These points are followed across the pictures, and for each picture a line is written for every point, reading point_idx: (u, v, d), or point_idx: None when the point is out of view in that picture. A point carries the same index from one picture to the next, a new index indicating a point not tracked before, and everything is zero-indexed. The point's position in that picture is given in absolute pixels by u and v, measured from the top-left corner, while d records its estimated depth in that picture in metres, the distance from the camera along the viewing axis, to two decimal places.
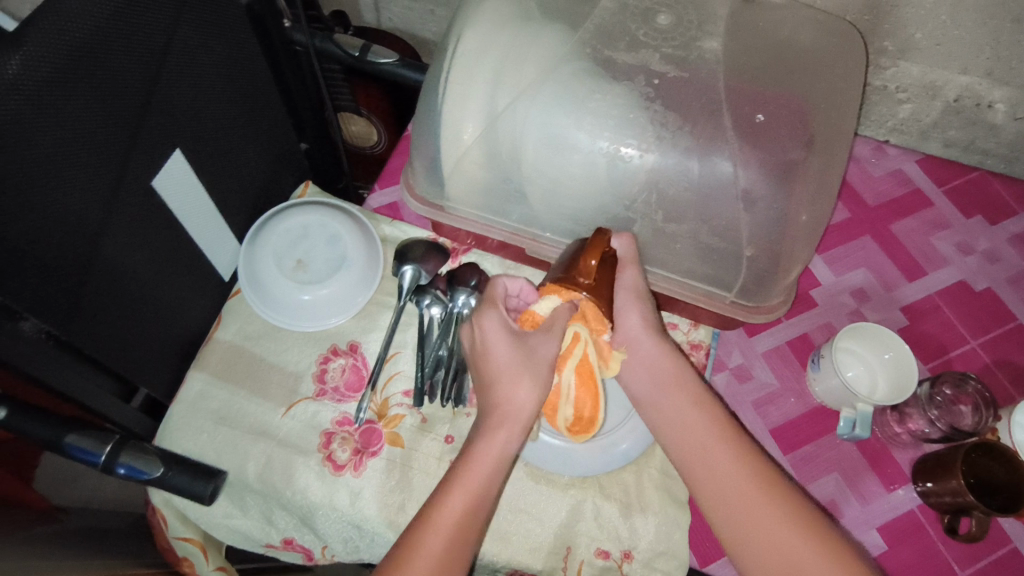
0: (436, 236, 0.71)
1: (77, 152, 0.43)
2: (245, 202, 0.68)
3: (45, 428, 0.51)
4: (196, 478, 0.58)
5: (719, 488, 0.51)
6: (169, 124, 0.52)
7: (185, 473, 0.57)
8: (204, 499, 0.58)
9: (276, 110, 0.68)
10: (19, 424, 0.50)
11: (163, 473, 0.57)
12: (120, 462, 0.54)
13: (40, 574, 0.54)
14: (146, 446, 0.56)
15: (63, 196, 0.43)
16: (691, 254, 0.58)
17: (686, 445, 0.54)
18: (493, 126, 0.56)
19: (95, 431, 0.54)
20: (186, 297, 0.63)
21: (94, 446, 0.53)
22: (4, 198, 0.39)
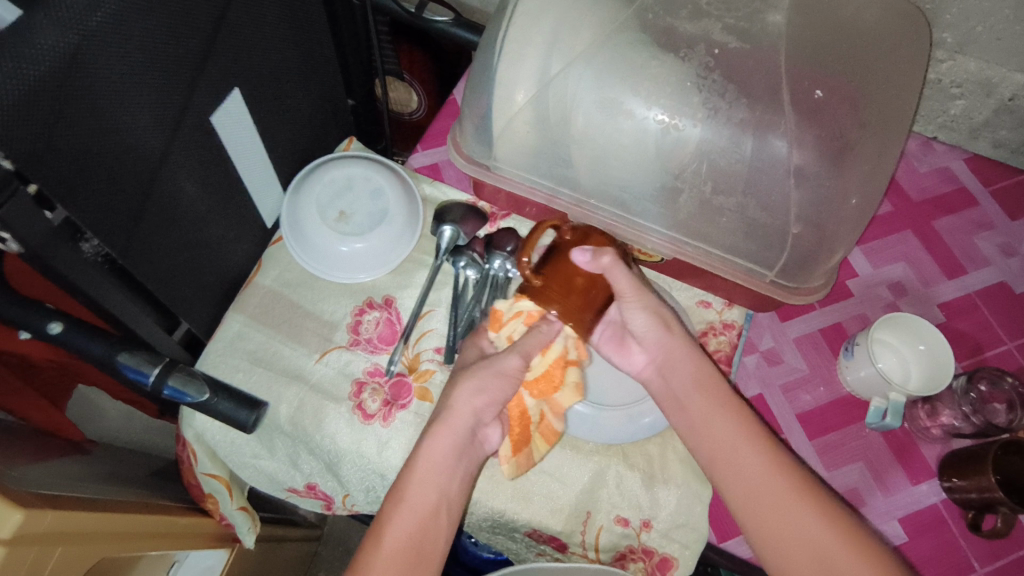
0: (475, 199, 0.72)
1: (143, 78, 0.44)
2: (293, 151, 0.68)
3: (101, 347, 0.51)
4: (241, 406, 0.57)
5: (751, 485, 0.50)
6: (233, 62, 0.53)
7: (229, 401, 0.56)
8: (246, 427, 0.57)
9: (329, 61, 0.69)
10: (74, 338, 0.51)
11: (210, 398, 0.56)
12: (166, 385, 0.53)
13: (78, 492, 0.56)
14: (194, 370, 0.55)
15: (128, 120, 0.44)
16: (735, 230, 0.58)
17: (713, 444, 0.53)
18: (547, 86, 0.56)
19: (146, 351, 0.53)
20: (230, 240, 0.64)
21: (143, 365, 0.52)
22: (79, 116, 0.40)
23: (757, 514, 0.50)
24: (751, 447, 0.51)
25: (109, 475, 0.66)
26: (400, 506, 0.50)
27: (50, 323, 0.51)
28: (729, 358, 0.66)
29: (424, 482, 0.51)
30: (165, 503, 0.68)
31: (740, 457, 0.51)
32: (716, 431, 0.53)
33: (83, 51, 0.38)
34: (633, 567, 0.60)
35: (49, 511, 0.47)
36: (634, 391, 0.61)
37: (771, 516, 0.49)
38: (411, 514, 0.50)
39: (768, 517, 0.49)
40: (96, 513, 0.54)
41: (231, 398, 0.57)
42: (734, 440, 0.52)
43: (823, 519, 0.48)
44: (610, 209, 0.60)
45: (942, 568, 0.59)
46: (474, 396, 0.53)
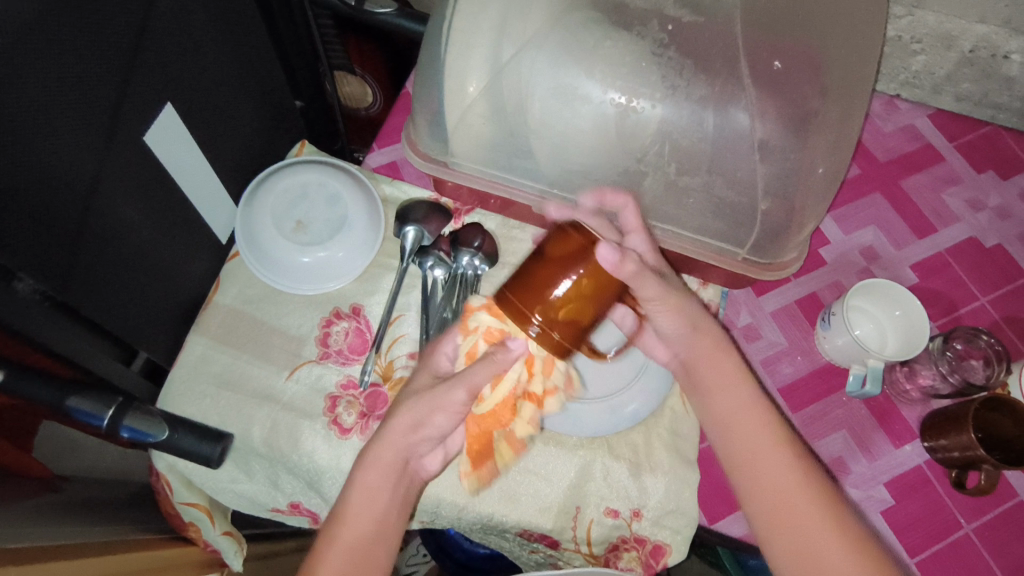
0: (437, 196, 0.69)
1: (62, 102, 0.41)
2: (242, 161, 0.65)
3: (41, 388, 0.48)
4: (204, 438, 0.58)
5: (769, 488, 0.49)
6: (162, 73, 0.50)
7: (192, 435, 0.57)
8: (211, 461, 0.58)
9: (271, 63, 0.65)
10: (19, 386, 0.47)
11: (170, 435, 0.56)
12: (125, 424, 0.53)
13: (48, 539, 0.54)
14: (150, 409, 0.56)
15: (48, 149, 0.41)
16: (704, 209, 0.56)
17: (742, 448, 0.51)
18: (499, 77, 0.54)
19: (96, 393, 0.52)
20: (183, 260, 0.61)
21: (96, 409, 0.51)
22: None
23: (772, 521, 0.49)
24: (774, 449, 0.50)
25: (83, 512, 0.64)
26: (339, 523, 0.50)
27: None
28: None
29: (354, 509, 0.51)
30: (145, 537, 0.66)
31: (761, 464, 0.50)
32: (731, 432, 0.52)
33: None
34: (627, 557, 0.59)
35: (10, 567, 0.46)
36: (614, 381, 0.60)
37: (783, 522, 0.48)
38: (349, 545, 0.50)
39: (780, 524, 0.48)
40: (64, 560, 0.52)
41: (193, 431, 0.58)
42: (756, 441, 0.51)
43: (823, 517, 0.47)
44: (574, 197, 0.59)
45: (930, 529, 0.60)
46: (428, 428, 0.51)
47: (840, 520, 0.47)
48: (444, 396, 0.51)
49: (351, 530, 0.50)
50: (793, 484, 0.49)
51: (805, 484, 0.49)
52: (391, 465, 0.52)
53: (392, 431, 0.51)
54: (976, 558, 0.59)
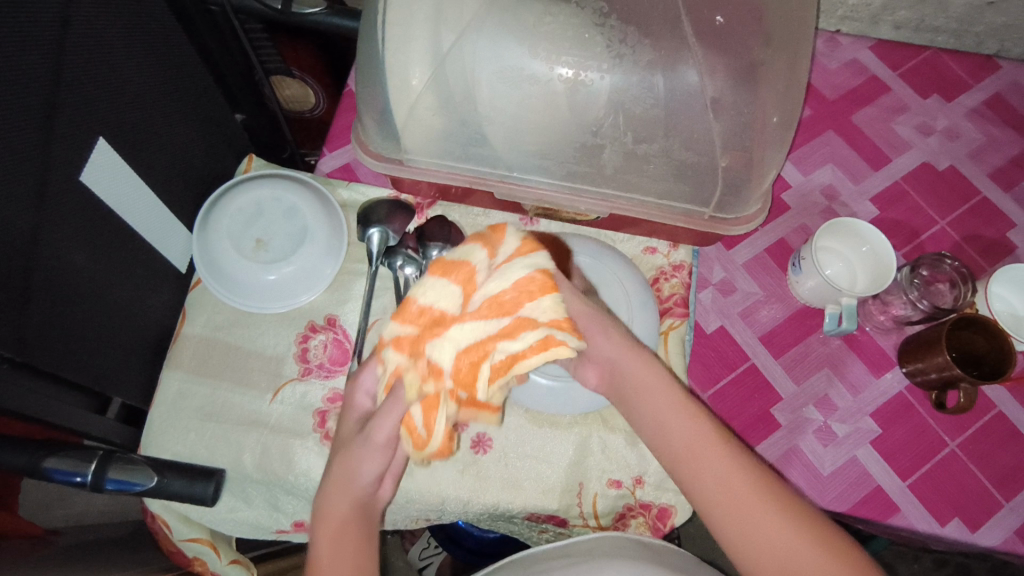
0: (397, 193, 0.68)
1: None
2: (190, 185, 0.63)
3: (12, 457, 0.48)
4: (195, 479, 0.56)
5: (717, 489, 0.45)
6: (87, 109, 0.47)
7: (182, 477, 0.55)
8: (206, 500, 0.56)
9: (205, 81, 0.63)
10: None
11: (159, 481, 0.54)
12: (109, 477, 0.52)
13: None
14: (132, 458, 0.54)
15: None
16: (666, 174, 0.56)
17: (667, 453, 0.48)
18: (441, 68, 0.53)
19: (73, 451, 0.51)
20: (143, 297, 0.59)
21: (74, 466, 0.50)
22: None
23: (729, 527, 0.45)
24: (714, 451, 0.47)
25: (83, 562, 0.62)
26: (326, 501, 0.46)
27: None
28: (685, 299, 0.66)
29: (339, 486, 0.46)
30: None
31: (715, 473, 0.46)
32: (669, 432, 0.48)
33: None
34: (635, 524, 0.60)
35: None
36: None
37: (733, 516, 0.45)
38: (342, 507, 0.46)
39: (734, 520, 0.44)
40: None
41: (182, 474, 0.56)
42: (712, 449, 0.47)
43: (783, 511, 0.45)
44: (534, 178, 0.58)
45: (918, 451, 0.62)
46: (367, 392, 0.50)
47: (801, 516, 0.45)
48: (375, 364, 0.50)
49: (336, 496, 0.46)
50: (744, 480, 0.45)
51: (752, 484, 0.45)
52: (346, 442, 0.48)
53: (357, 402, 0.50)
54: (964, 472, 0.61)
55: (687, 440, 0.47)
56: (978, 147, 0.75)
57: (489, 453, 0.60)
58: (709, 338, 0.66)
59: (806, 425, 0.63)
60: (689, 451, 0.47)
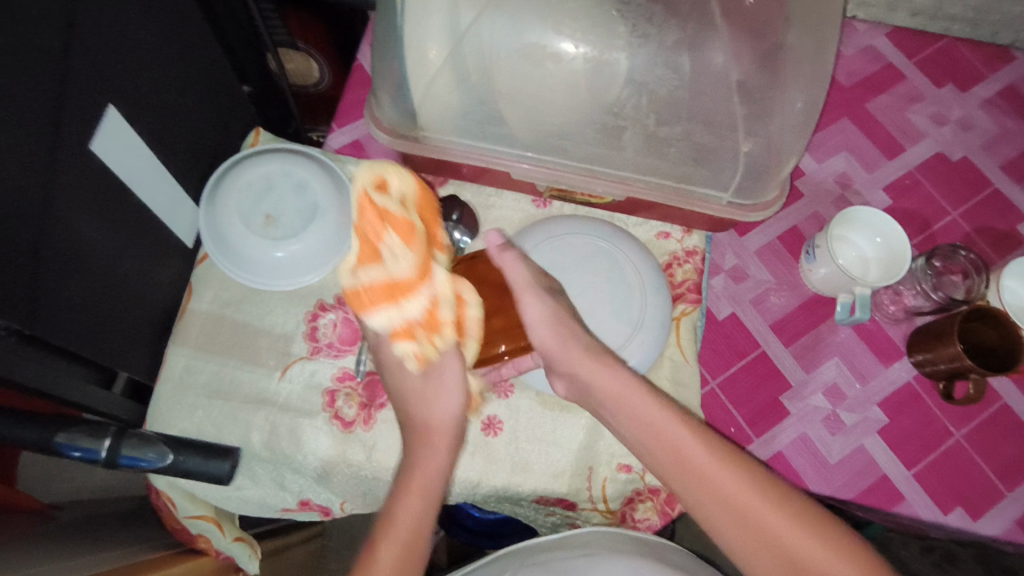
0: (407, 170, 0.67)
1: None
2: (197, 157, 0.61)
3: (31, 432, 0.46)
4: (209, 456, 0.56)
5: (717, 498, 0.46)
6: (99, 75, 0.45)
7: (199, 454, 0.55)
8: (222, 479, 0.56)
9: (213, 48, 0.61)
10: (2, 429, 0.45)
11: (175, 458, 0.54)
12: (124, 454, 0.51)
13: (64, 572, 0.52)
14: (146, 435, 0.53)
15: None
16: (688, 158, 0.55)
17: (673, 456, 0.48)
18: (460, 45, 0.51)
19: (85, 425, 0.49)
20: (150, 273, 0.58)
21: (89, 442, 0.49)
22: None
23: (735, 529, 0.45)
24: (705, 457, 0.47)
25: (91, 539, 0.61)
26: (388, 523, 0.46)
27: None
28: (697, 285, 0.65)
29: (411, 493, 0.48)
30: (154, 556, 0.63)
31: (705, 483, 0.47)
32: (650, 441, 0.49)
33: None
34: (643, 508, 0.60)
35: None
36: (617, 341, 0.60)
37: (742, 519, 0.45)
38: (405, 517, 0.46)
39: (742, 523, 0.45)
40: None
41: (198, 451, 0.56)
42: (705, 457, 0.47)
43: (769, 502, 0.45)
44: (548, 160, 0.57)
45: (924, 440, 0.62)
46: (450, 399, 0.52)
47: (789, 504, 0.45)
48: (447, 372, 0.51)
49: (405, 506, 0.47)
50: (748, 494, 0.46)
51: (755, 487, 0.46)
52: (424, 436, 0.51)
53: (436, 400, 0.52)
54: (968, 462, 0.62)
55: (680, 450, 0.48)
56: (991, 138, 0.74)
57: (500, 436, 0.60)
58: (720, 325, 0.66)
59: (815, 413, 0.63)
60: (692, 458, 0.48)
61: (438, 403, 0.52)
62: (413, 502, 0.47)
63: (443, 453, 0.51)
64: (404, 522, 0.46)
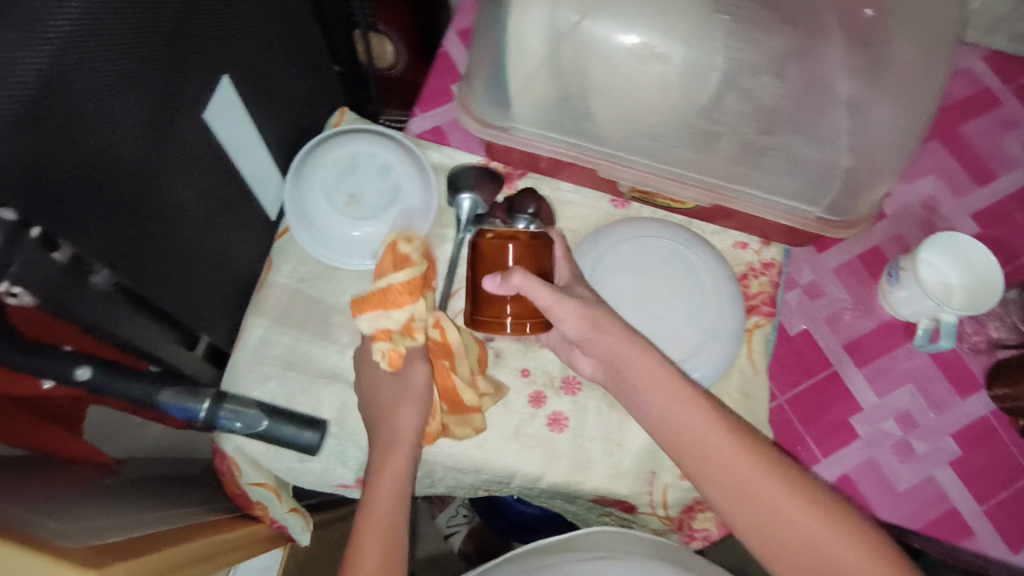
0: (487, 160, 0.67)
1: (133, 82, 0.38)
2: (288, 132, 0.62)
3: (142, 387, 0.48)
4: (302, 426, 0.58)
5: (763, 514, 0.46)
6: (218, 44, 0.46)
7: (290, 423, 0.57)
8: (312, 449, 0.58)
9: (314, 27, 0.61)
10: (118, 383, 0.47)
11: (270, 424, 0.57)
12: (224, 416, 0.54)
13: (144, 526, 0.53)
14: (241, 399, 0.56)
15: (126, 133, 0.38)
16: (783, 169, 0.54)
17: (717, 469, 0.48)
18: (560, 42, 0.52)
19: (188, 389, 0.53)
20: (237, 243, 0.59)
21: (194, 404, 0.52)
22: (78, 144, 0.35)
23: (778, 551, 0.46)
24: (757, 472, 0.47)
25: (160, 494, 0.63)
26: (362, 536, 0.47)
27: (77, 368, 0.44)
28: (772, 298, 0.64)
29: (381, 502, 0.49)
30: (216, 518, 0.64)
31: (730, 475, 0.48)
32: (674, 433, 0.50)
33: (67, 68, 0.33)
34: (703, 517, 0.60)
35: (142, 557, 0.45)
36: (689, 349, 0.59)
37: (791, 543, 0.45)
38: (377, 525, 0.48)
39: (792, 546, 0.45)
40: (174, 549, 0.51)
41: (289, 420, 0.58)
42: (756, 474, 0.47)
43: (793, 493, 0.46)
44: (644, 164, 0.55)
45: (997, 477, 0.61)
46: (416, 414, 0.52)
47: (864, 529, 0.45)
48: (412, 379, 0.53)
49: (376, 514, 0.48)
50: (801, 519, 0.46)
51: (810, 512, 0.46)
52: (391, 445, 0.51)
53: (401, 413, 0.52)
54: None
55: (727, 461, 0.48)
56: None
57: (564, 432, 0.60)
58: (792, 341, 0.65)
59: (884, 439, 0.62)
60: (741, 472, 0.47)
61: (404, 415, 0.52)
62: (383, 511, 0.48)
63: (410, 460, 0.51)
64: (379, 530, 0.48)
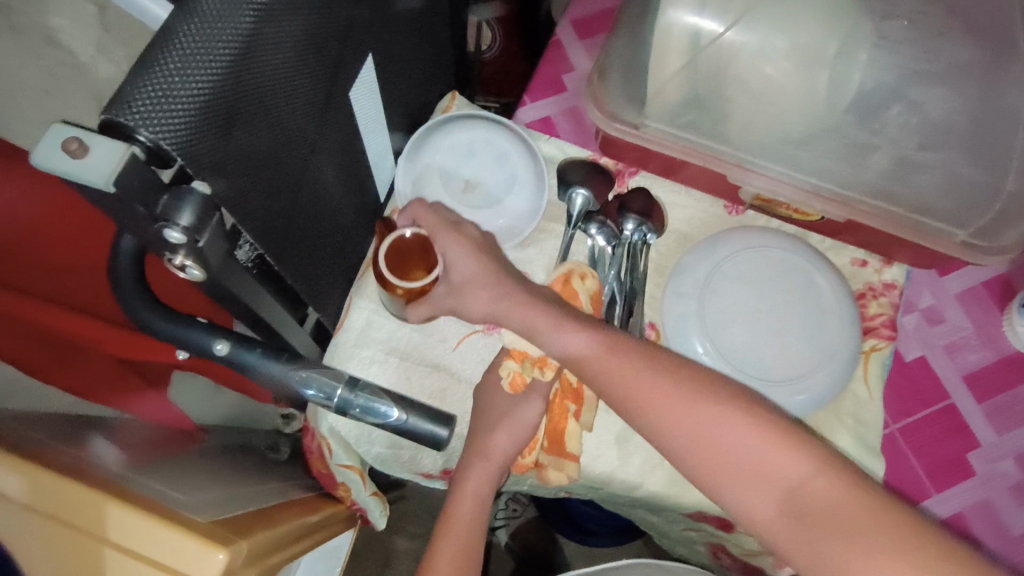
0: (598, 155, 0.65)
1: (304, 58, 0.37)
2: (406, 113, 0.61)
3: (278, 366, 0.48)
4: (432, 420, 0.53)
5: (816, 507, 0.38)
6: (372, 20, 0.45)
7: (421, 414, 0.52)
8: (440, 444, 0.53)
9: (445, 9, 0.60)
10: (241, 356, 0.46)
11: (402, 416, 0.52)
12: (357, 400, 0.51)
13: (245, 495, 0.54)
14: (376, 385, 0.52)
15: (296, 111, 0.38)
16: (936, 188, 0.52)
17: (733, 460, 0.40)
18: (706, 46, 0.52)
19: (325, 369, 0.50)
20: (353, 227, 0.58)
21: (324, 384, 0.50)
22: (257, 113, 0.34)
23: None
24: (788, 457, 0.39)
25: (241, 461, 0.63)
26: (444, 535, 0.53)
27: (215, 342, 0.46)
28: (892, 321, 0.61)
29: (465, 510, 0.53)
30: (301, 495, 0.64)
31: (721, 434, 0.40)
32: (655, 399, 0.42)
33: (258, 35, 0.31)
34: None
35: (250, 537, 0.44)
36: (802, 369, 0.57)
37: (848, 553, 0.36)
38: (457, 533, 0.53)
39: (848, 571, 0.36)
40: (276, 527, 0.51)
41: (419, 412, 0.53)
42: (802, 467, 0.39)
43: (786, 447, 0.39)
44: (780, 171, 0.54)
45: None
46: (509, 440, 0.53)
47: None
48: (518, 415, 0.54)
49: (458, 521, 0.53)
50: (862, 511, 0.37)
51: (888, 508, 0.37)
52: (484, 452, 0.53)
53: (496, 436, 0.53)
54: None
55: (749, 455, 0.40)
56: None
57: None
58: (908, 367, 0.62)
59: (1002, 479, 0.59)
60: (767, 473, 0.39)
61: (495, 435, 0.53)
62: (462, 521, 0.53)
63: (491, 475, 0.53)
64: (457, 536, 0.52)
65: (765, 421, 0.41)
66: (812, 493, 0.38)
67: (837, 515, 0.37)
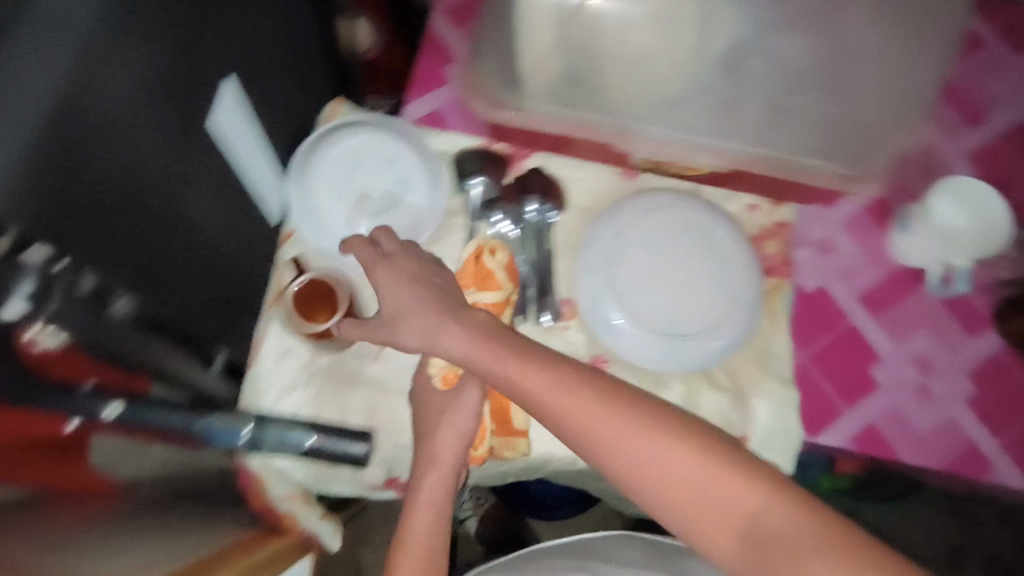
0: (489, 141, 0.64)
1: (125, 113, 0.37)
2: (285, 128, 0.59)
3: (182, 417, 0.44)
4: (351, 440, 0.54)
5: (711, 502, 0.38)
6: (222, 49, 0.45)
7: (338, 435, 0.53)
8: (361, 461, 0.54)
9: (305, 16, 0.58)
10: (142, 415, 0.41)
11: (318, 441, 0.52)
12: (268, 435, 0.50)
13: None
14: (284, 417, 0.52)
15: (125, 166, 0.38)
16: (803, 130, 0.56)
17: (672, 491, 0.39)
18: (569, 26, 0.53)
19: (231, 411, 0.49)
20: (246, 255, 0.57)
21: (233, 426, 0.48)
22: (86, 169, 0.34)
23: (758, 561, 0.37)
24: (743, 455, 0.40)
25: None
26: (402, 552, 0.49)
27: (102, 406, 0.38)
28: (787, 258, 0.65)
29: (422, 527, 0.50)
30: None
31: (606, 424, 0.41)
32: (570, 415, 0.42)
33: (67, 95, 0.32)
34: None
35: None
36: (713, 319, 0.59)
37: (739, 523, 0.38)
38: (416, 552, 0.49)
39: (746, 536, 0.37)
40: None
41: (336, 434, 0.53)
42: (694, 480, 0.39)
43: (688, 448, 0.39)
44: (659, 134, 0.56)
45: (1014, 409, 0.62)
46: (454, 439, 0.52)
47: None
48: (460, 405, 0.52)
49: (413, 535, 0.50)
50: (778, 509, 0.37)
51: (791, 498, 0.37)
52: (433, 460, 0.52)
53: (442, 435, 0.52)
54: None
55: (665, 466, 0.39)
56: None
57: None
58: (808, 298, 0.66)
59: (904, 386, 0.63)
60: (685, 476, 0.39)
61: (439, 443, 0.52)
62: (422, 534, 0.50)
63: (449, 476, 0.52)
64: (420, 547, 0.49)
65: (666, 430, 0.40)
66: (672, 469, 0.39)
67: (701, 486, 0.39)
